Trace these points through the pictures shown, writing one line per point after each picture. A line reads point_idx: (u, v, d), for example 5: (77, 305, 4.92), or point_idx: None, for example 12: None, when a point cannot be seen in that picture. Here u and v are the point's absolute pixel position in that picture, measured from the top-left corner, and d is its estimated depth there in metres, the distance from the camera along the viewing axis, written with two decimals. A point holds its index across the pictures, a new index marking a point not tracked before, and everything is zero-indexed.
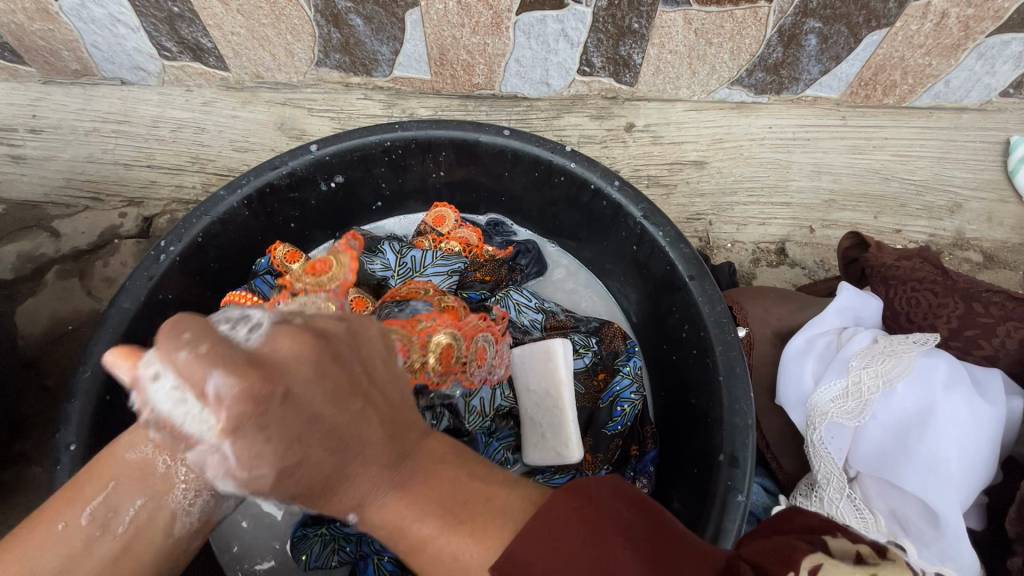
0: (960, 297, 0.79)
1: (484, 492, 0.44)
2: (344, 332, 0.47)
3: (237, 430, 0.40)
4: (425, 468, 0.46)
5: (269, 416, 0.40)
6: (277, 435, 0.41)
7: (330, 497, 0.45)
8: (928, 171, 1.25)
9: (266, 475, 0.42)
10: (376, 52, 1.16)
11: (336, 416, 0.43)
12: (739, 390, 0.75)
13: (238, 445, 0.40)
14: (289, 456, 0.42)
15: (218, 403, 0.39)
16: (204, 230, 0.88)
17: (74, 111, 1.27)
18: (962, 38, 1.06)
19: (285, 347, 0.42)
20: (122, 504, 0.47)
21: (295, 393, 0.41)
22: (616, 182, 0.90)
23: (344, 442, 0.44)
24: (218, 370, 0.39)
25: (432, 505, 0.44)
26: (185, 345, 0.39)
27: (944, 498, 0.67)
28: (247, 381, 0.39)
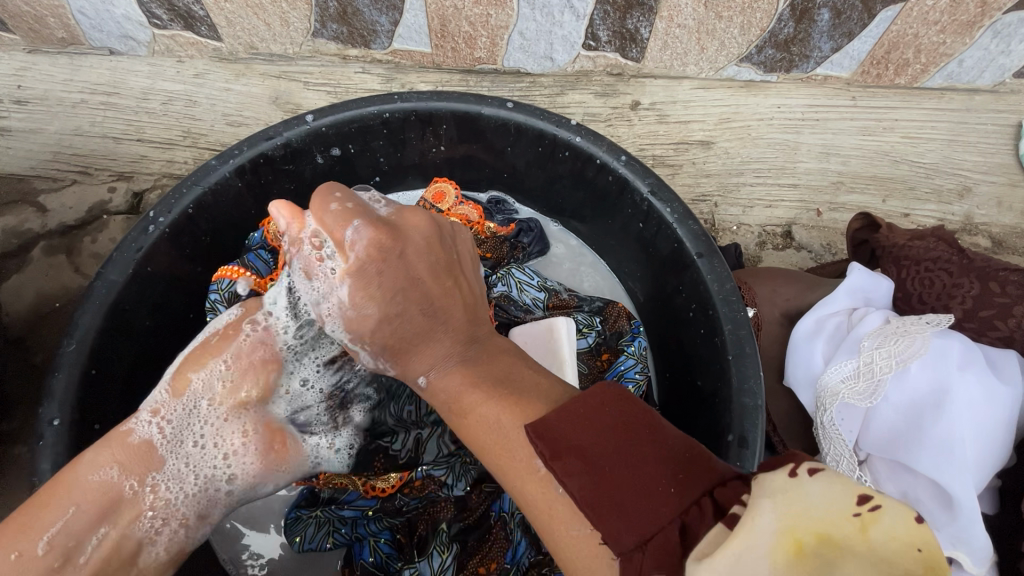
0: (975, 277, 0.77)
1: (534, 377, 0.54)
2: (430, 233, 0.62)
3: (359, 270, 0.59)
4: (487, 352, 0.59)
5: (385, 266, 0.59)
6: (385, 283, 0.59)
7: (411, 353, 0.60)
8: (938, 154, 1.22)
9: (372, 316, 0.60)
10: (375, 23, 1.12)
11: (431, 285, 0.60)
12: (749, 369, 0.73)
13: (356, 285, 0.59)
14: (389, 302, 0.59)
15: (353, 244, 0.59)
16: (195, 200, 0.84)
17: (61, 81, 1.23)
18: (978, 15, 1.03)
19: (412, 221, 0.62)
20: (80, 536, 0.55)
21: (406, 255, 0.60)
22: (623, 156, 0.87)
23: (434, 310, 0.60)
24: (357, 223, 0.59)
25: (480, 378, 0.56)
26: (335, 202, 0.61)
27: (958, 481, 0.66)
28: (378, 235, 0.59)
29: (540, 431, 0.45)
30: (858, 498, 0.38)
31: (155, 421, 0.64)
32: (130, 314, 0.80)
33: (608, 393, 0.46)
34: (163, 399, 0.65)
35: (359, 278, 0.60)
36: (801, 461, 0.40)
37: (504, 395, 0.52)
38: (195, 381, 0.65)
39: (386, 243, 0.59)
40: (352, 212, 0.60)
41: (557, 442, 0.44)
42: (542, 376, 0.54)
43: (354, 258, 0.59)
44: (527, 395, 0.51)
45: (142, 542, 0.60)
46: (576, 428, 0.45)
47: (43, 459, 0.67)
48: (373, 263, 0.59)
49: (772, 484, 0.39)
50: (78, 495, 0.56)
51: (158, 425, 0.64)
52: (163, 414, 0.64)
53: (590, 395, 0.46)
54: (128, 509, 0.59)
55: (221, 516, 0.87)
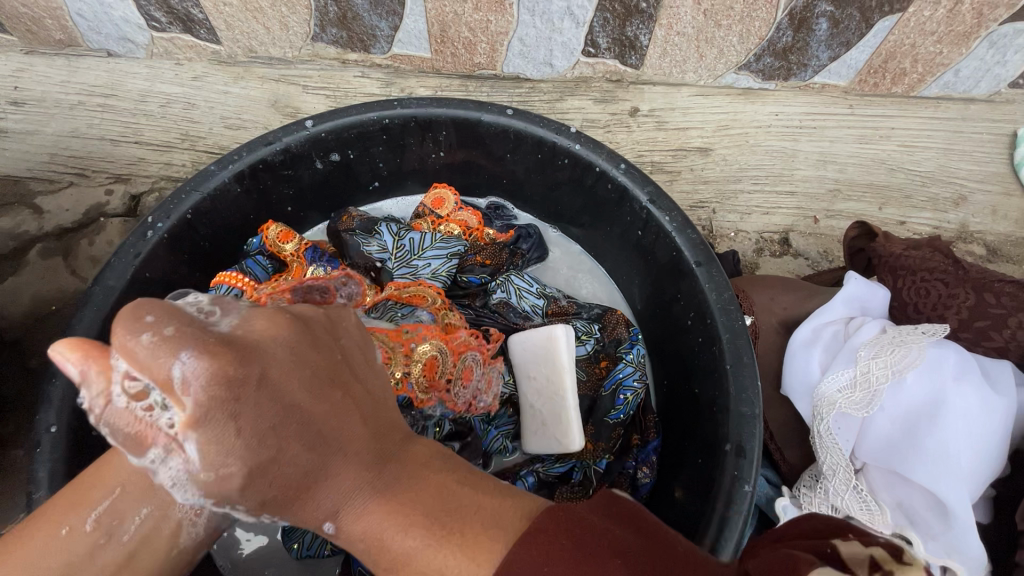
0: (971, 288, 0.78)
1: (474, 500, 0.41)
2: (321, 317, 0.45)
3: (203, 418, 0.36)
4: (412, 474, 0.43)
5: (244, 403, 0.37)
6: (248, 427, 0.37)
7: (302, 505, 0.41)
8: (934, 163, 1.23)
9: (235, 472, 0.37)
10: (374, 28, 1.12)
11: (315, 408, 0.40)
12: (746, 378, 0.74)
13: (203, 437, 0.36)
14: (261, 449, 0.37)
15: (190, 381, 0.35)
16: (194, 206, 0.84)
17: (58, 83, 1.22)
18: (974, 26, 1.04)
19: (260, 326, 0.40)
20: (128, 513, 0.50)
21: (271, 376, 0.38)
22: (622, 165, 0.88)
23: (321, 437, 0.40)
24: (188, 350, 0.35)
25: (415, 516, 0.40)
26: (147, 329, 0.35)
27: (952, 489, 0.66)
28: (218, 363, 0.36)
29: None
30: None
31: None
32: None
33: (543, 520, 0.40)
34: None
35: None
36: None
37: (438, 543, 0.39)
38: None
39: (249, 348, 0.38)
40: (165, 320, 0.36)
41: None
42: (478, 491, 0.41)
43: (191, 404, 0.35)
44: (472, 525, 0.39)
45: (183, 527, 0.52)
46: (535, 566, 0.37)
47: (40, 466, 0.66)
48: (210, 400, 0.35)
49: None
50: (123, 475, 0.51)
51: None
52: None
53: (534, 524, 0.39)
54: (163, 492, 0.51)
55: None
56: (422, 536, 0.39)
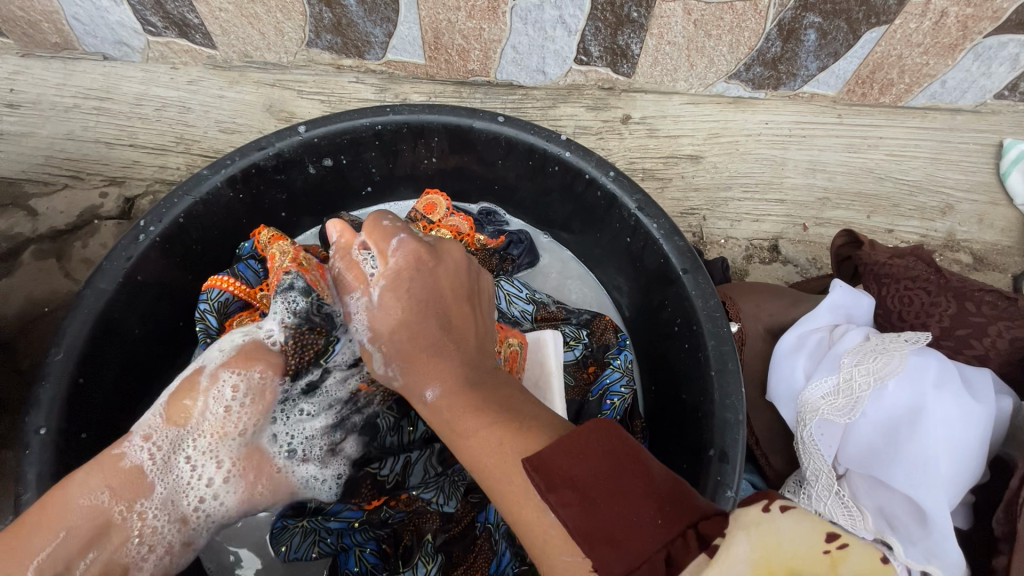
0: (953, 296, 0.79)
1: (539, 411, 0.53)
2: (462, 261, 0.69)
3: (393, 278, 0.65)
4: (501, 391, 0.57)
5: (417, 274, 0.65)
6: (417, 290, 0.64)
7: (420, 370, 0.60)
8: (921, 172, 1.25)
9: (392, 320, 0.64)
10: (369, 34, 1.13)
11: (456, 309, 0.65)
12: (730, 385, 0.74)
13: (391, 285, 0.65)
14: (416, 312, 0.63)
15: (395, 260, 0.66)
16: (186, 210, 0.85)
17: (54, 86, 1.23)
18: (959, 38, 1.05)
19: (453, 251, 0.69)
20: (70, 560, 0.58)
21: (439, 269, 0.66)
22: (611, 172, 0.89)
23: (451, 330, 0.63)
24: (404, 237, 0.67)
25: (499, 412, 0.53)
26: (390, 228, 0.68)
27: (932, 497, 0.67)
28: (418, 250, 0.66)
29: (537, 463, 0.44)
30: (827, 535, 0.36)
31: (147, 450, 0.64)
32: (118, 323, 0.80)
33: (573, 436, 0.45)
34: (157, 425, 0.65)
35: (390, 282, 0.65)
36: (774, 496, 0.39)
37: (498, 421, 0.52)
38: (184, 408, 0.66)
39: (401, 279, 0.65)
40: (398, 229, 0.68)
41: (553, 475, 0.43)
42: (542, 409, 0.54)
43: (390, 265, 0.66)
44: (533, 421, 0.51)
45: (129, 568, 0.62)
46: (565, 458, 0.44)
47: (28, 467, 0.67)
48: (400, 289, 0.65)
49: (747, 517, 0.38)
50: (70, 521, 0.58)
51: (149, 451, 0.64)
52: (154, 440, 0.64)
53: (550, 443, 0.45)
54: (115, 534, 0.61)
55: None
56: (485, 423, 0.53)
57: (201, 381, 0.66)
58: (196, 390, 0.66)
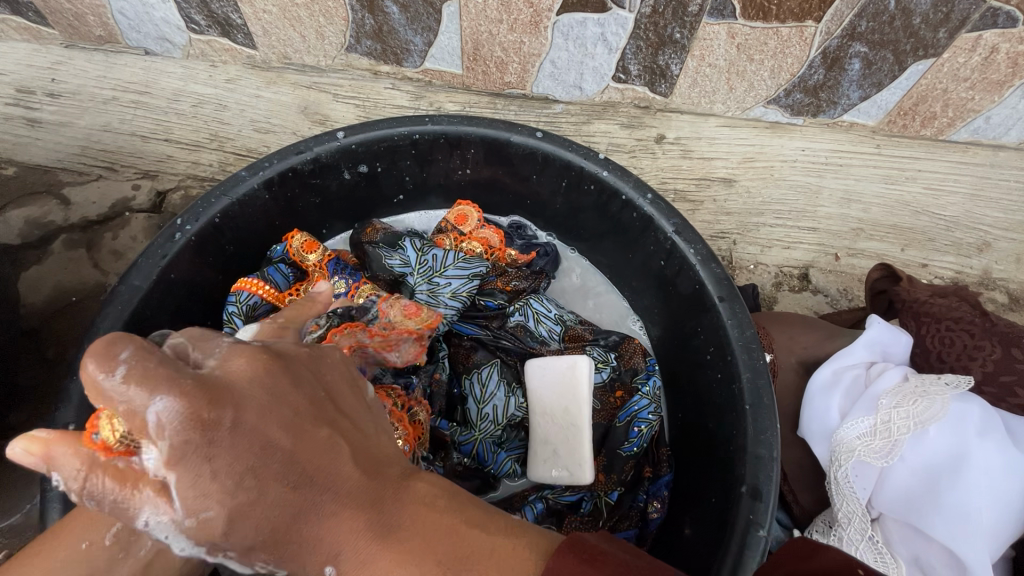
0: (998, 341, 0.78)
1: (490, 548, 0.41)
2: (301, 355, 0.44)
3: (179, 459, 0.36)
4: (412, 516, 0.42)
5: (215, 443, 0.36)
6: (224, 466, 0.37)
7: (303, 544, 0.40)
8: (959, 208, 1.22)
9: (221, 511, 0.37)
10: (409, 42, 1.14)
11: (299, 451, 0.39)
12: (766, 420, 0.73)
13: (182, 476, 0.36)
14: (240, 486, 0.37)
15: (164, 424, 0.35)
16: (222, 210, 0.85)
17: (95, 78, 1.24)
18: (1009, 75, 1.03)
19: (236, 367, 0.38)
20: (135, 543, 0.52)
21: (245, 413, 0.37)
22: (649, 194, 0.87)
23: (312, 479, 0.40)
24: (160, 392, 0.35)
25: (425, 566, 0.39)
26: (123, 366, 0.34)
27: (974, 550, 0.65)
28: (189, 401, 0.35)
29: None
30: None
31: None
32: (149, 320, 0.80)
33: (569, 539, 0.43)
34: None
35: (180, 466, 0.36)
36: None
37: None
38: None
39: (196, 463, 0.36)
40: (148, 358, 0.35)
41: None
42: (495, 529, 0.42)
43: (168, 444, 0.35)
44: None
45: (193, 553, 0.56)
46: None
47: None
48: (265, 544, 0.39)
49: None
50: None
51: None
52: None
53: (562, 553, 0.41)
54: None
55: None
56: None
57: None
58: None
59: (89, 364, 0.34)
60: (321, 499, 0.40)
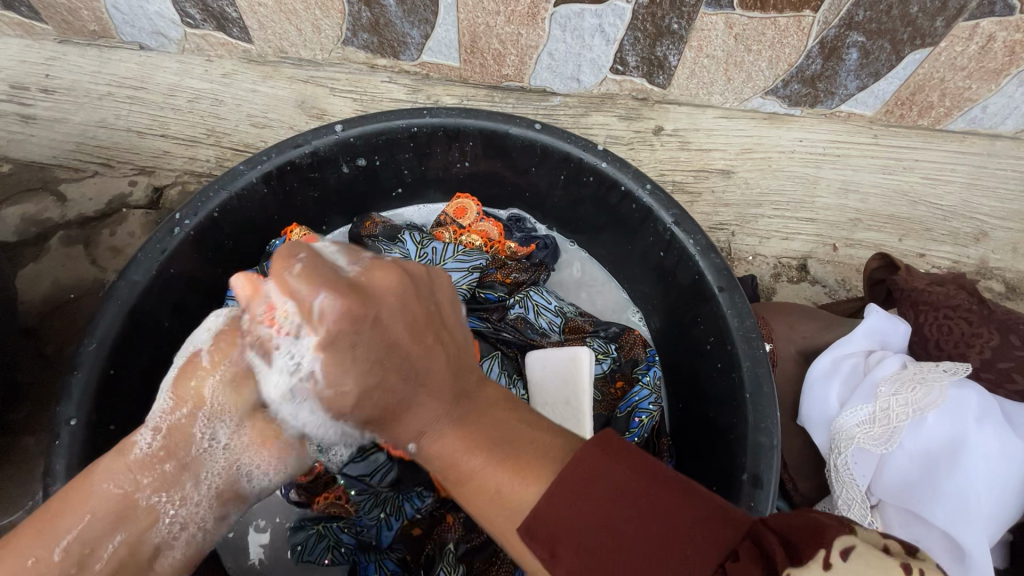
0: (996, 328, 0.78)
1: (532, 437, 0.50)
2: (423, 276, 0.58)
3: (331, 346, 0.51)
4: (481, 411, 0.54)
5: (361, 335, 0.51)
6: (362, 354, 0.51)
7: (398, 420, 0.54)
8: (956, 197, 1.22)
9: (351, 392, 0.52)
10: (405, 35, 1.13)
11: (413, 348, 0.53)
12: (766, 409, 0.73)
13: (330, 358, 0.51)
14: (372, 374, 0.52)
15: (324, 316, 0.50)
16: (221, 204, 0.85)
17: (89, 73, 1.23)
18: (1006, 63, 1.03)
19: (380, 278, 0.53)
20: (97, 543, 0.55)
21: (382, 320, 0.52)
22: (648, 185, 0.87)
23: (415, 370, 0.53)
24: (324, 290, 0.50)
25: (482, 439, 0.51)
26: (297, 262, 0.52)
27: (972, 535, 0.66)
28: (345, 303, 0.50)
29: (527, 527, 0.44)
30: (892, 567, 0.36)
31: (155, 438, 0.59)
32: (149, 315, 0.80)
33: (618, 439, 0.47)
34: (173, 405, 0.60)
35: (326, 346, 0.51)
36: (830, 544, 0.37)
37: (482, 445, 0.50)
38: (192, 389, 0.60)
39: (337, 342, 0.51)
40: (298, 252, 0.53)
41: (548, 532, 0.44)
42: (552, 432, 0.50)
43: (322, 330, 0.50)
44: (526, 455, 0.48)
45: (160, 548, 0.60)
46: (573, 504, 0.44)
47: (60, 457, 0.67)
48: (370, 408, 0.54)
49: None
50: (92, 504, 0.55)
51: (161, 440, 0.59)
52: (162, 428, 0.60)
53: (586, 453, 0.45)
54: (145, 517, 0.58)
55: None
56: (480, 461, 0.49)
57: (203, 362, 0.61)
58: (204, 370, 0.61)
59: (279, 259, 0.52)
60: (413, 381, 0.53)
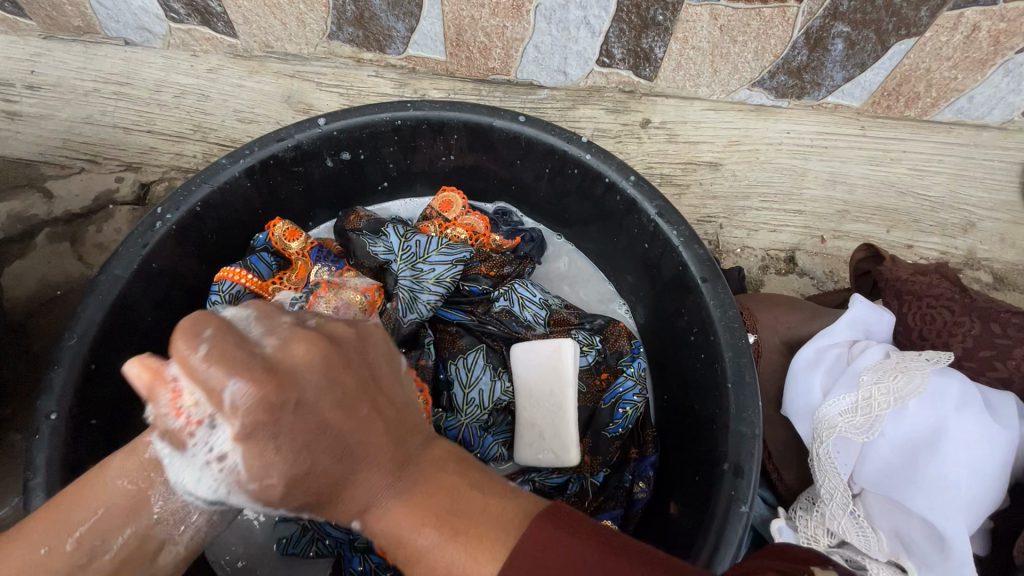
0: (977, 317, 0.78)
1: (482, 503, 0.45)
2: (351, 337, 0.50)
3: (249, 434, 0.43)
4: (427, 476, 0.47)
5: (281, 424, 0.43)
6: (287, 443, 0.43)
7: (335, 506, 0.47)
8: (944, 188, 1.23)
9: (278, 481, 0.44)
10: (390, 28, 1.13)
11: (345, 424, 0.46)
12: (748, 397, 0.73)
13: (248, 449, 0.43)
14: (298, 464, 0.44)
15: (264, 357, 0.45)
16: (203, 199, 0.84)
17: (74, 69, 1.23)
18: (991, 53, 1.03)
19: (297, 351, 0.45)
20: (107, 537, 0.49)
21: (306, 402, 0.44)
22: (632, 177, 0.87)
23: (351, 450, 0.46)
24: (238, 376, 0.42)
25: (434, 514, 0.45)
26: (203, 342, 0.43)
27: (951, 521, 0.66)
28: (261, 390, 0.42)
29: None
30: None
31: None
32: (131, 310, 0.80)
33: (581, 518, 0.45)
34: None
35: (241, 424, 0.43)
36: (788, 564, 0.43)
37: (438, 524, 0.44)
38: None
39: (260, 419, 0.43)
40: (207, 319, 0.44)
41: None
42: (505, 498, 0.46)
43: (233, 415, 0.42)
44: (477, 524, 0.43)
45: (165, 542, 0.52)
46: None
47: (38, 452, 0.67)
48: (302, 504, 0.45)
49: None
50: (105, 498, 0.50)
51: None
52: None
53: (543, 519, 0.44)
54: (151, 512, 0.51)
55: None
56: (434, 535, 0.44)
57: None
58: None
59: (183, 332, 0.43)
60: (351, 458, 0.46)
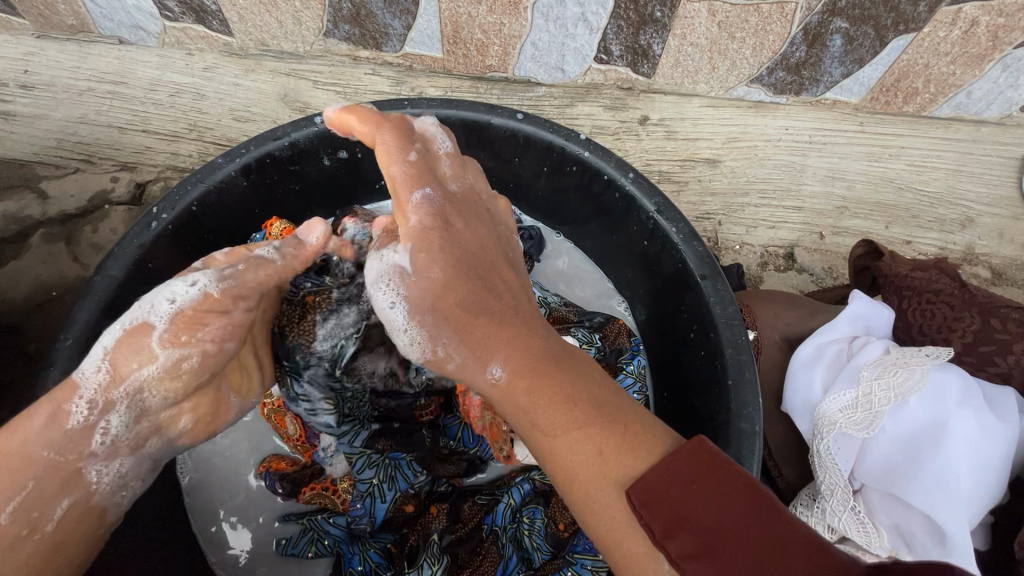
0: (977, 312, 0.78)
1: (624, 413, 0.52)
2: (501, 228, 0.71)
3: (424, 228, 0.62)
4: (567, 365, 0.56)
5: (449, 235, 0.62)
6: (448, 250, 0.61)
7: (479, 345, 0.57)
8: (942, 183, 1.23)
9: (433, 279, 0.60)
10: (387, 26, 1.12)
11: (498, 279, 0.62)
12: (748, 394, 0.73)
13: (422, 247, 0.61)
14: (455, 272, 0.60)
15: (420, 207, 0.63)
16: (199, 198, 0.84)
17: (68, 68, 1.22)
18: (988, 48, 1.03)
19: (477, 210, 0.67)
20: (46, 507, 0.53)
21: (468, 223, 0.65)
22: (631, 173, 0.87)
23: (492, 289, 0.61)
24: (431, 187, 0.64)
25: (573, 397, 0.53)
26: (413, 151, 0.65)
27: (953, 517, 0.66)
28: (444, 204, 0.64)
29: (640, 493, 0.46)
30: None
31: (91, 410, 0.55)
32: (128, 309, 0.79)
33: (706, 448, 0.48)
34: (107, 379, 0.55)
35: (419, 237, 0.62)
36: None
37: (588, 416, 0.52)
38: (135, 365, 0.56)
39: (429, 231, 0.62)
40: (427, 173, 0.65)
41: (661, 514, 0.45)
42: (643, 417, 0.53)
43: (414, 216, 0.62)
44: (628, 432, 0.50)
45: (107, 507, 0.59)
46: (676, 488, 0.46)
47: None
48: (449, 322, 0.59)
49: None
50: (35, 472, 0.52)
51: (96, 411, 0.55)
52: (97, 398, 0.55)
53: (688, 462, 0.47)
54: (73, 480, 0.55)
55: (212, 515, 0.90)
56: (583, 432, 0.51)
57: (153, 343, 0.56)
58: (150, 348, 0.56)
59: (399, 141, 0.65)
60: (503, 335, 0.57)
